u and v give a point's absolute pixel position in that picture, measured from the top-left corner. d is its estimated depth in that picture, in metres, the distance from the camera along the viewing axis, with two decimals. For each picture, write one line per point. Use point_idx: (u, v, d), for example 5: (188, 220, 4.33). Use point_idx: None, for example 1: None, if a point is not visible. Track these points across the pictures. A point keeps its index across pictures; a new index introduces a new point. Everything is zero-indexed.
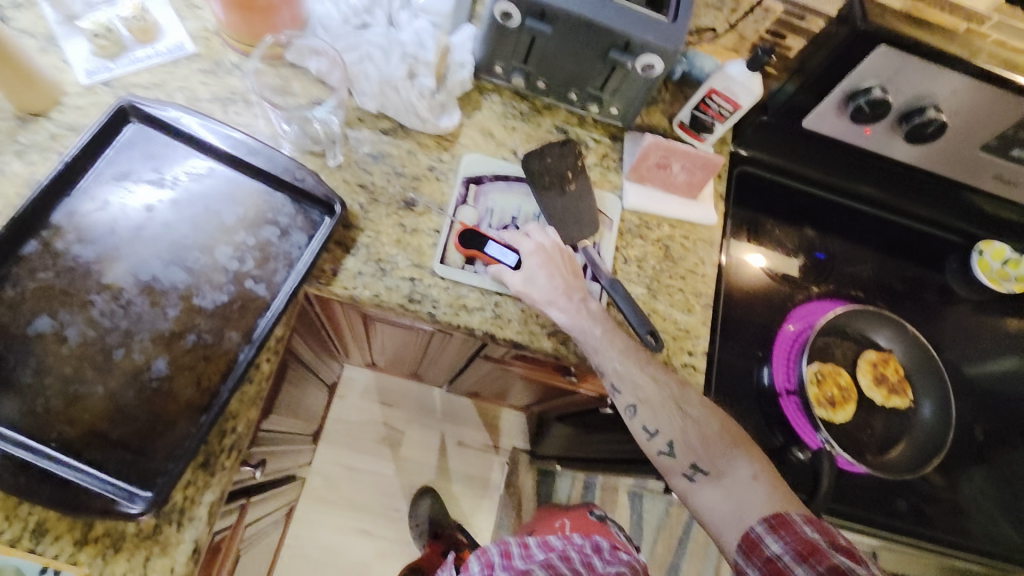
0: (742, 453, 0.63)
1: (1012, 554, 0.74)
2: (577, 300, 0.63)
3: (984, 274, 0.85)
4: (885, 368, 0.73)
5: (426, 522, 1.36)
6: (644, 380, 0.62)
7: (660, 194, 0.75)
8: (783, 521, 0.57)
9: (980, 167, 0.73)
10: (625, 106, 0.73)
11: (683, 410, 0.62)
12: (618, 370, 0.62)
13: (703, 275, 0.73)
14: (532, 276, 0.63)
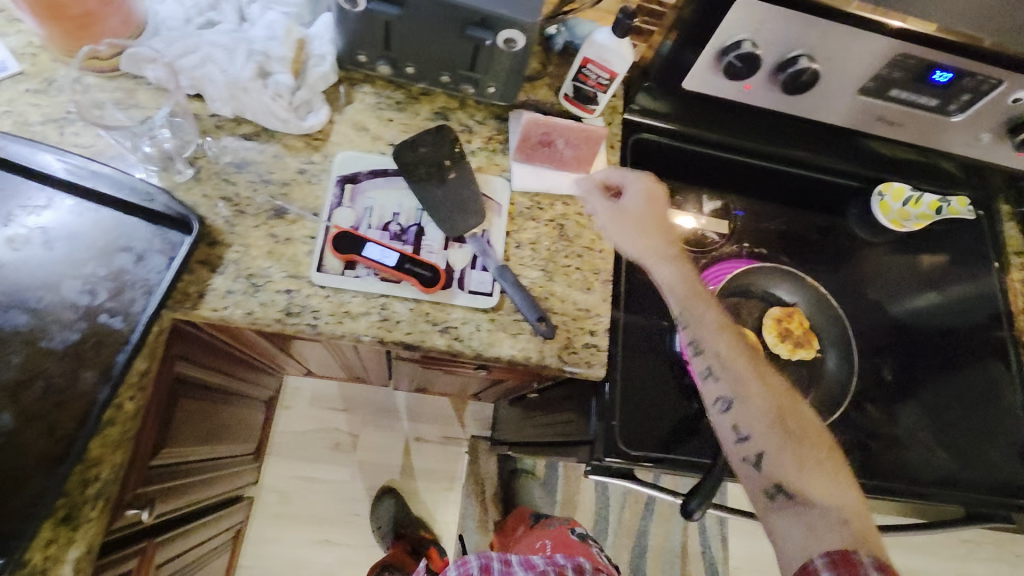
0: (833, 479, 0.57)
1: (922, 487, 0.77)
2: (677, 260, 0.68)
3: (885, 216, 0.88)
4: (791, 321, 0.81)
5: (388, 524, 1.33)
6: (747, 376, 0.63)
7: (550, 172, 0.72)
8: (848, 559, 0.50)
9: (865, 111, 0.72)
10: (501, 84, 0.69)
11: (783, 423, 0.60)
12: (717, 354, 0.64)
13: (601, 251, 0.71)
14: (620, 236, 0.69)
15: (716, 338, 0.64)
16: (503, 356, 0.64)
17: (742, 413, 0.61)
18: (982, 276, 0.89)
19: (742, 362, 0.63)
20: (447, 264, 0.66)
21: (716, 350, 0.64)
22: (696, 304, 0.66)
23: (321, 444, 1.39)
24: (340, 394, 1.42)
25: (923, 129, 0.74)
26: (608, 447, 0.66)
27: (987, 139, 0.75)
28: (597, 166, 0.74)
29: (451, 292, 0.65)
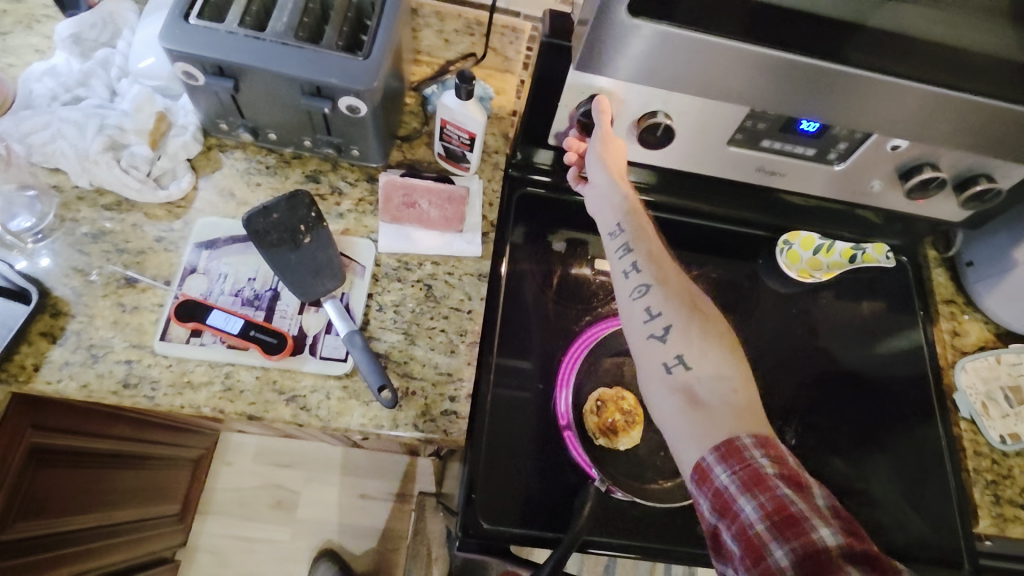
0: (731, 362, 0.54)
1: None
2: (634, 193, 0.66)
3: (792, 268, 0.84)
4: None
5: None
6: (664, 264, 0.59)
7: (419, 232, 0.71)
8: (734, 448, 0.49)
9: (740, 161, 0.70)
10: (363, 146, 0.69)
11: (694, 305, 0.57)
12: (645, 250, 0.59)
13: (469, 312, 0.69)
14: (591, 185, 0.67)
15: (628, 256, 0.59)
16: (351, 426, 0.62)
17: (655, 296, 0.56)
18: (909, 327, 0.83)
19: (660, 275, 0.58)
20: (300, 329, 0.65)
21: (644, 245, 0.59)
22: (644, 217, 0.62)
23: (264, 501, 1.36)
24: (285, 449, 1.40)
25: (809, 177, 0.71)
26: (465, 523, 0.62)
27: (879, 186, 0.71)
28: (470, 224, 0.73)
29: (301, 358, 0.63)
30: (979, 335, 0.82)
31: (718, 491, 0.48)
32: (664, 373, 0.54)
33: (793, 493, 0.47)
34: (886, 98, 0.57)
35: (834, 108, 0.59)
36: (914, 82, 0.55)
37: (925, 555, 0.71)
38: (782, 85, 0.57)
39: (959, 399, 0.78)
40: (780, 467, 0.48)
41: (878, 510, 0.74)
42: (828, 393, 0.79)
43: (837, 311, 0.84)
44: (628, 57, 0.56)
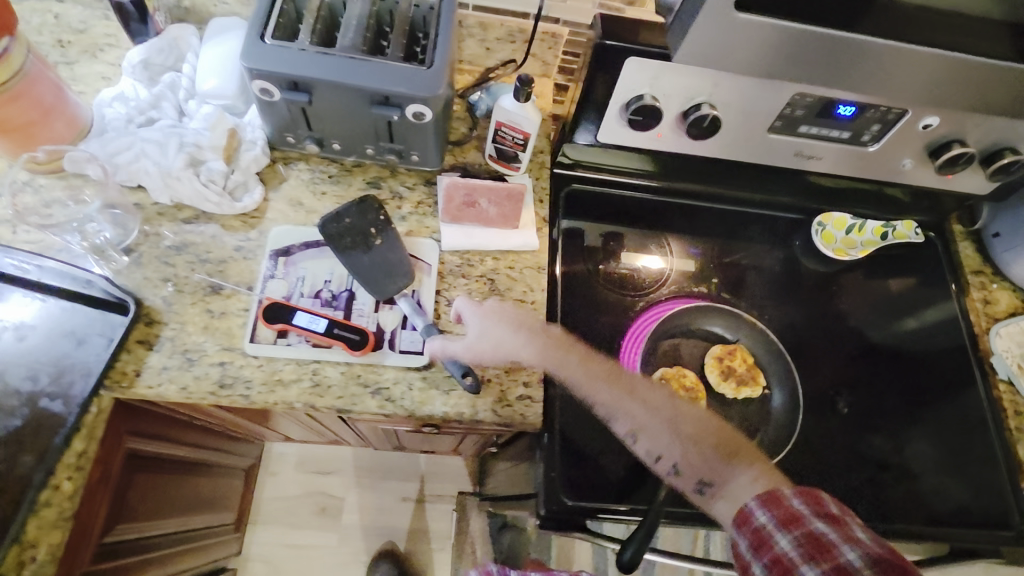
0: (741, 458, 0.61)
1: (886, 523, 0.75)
2: (537, 331, 0.67)
3: (829, 246, 0.88)
4: (732, 360, 0.77)
5: None
6: (660, 428, 0.65)
7: (479, 230, 0.75)
8: (773, 496, 0.55)
9: (779, 147, 0.74)
10: (423, 151, 0.73)
11: (673, 428, 0.65)
12: (574, 380, 0.66)
13: (533, 303, 0.73)
14: (486, 333, 0.66)
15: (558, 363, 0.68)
16: (435, 414, 0.65)
17: (658, 445, 0.64)
18: (942, 298, 0.87)
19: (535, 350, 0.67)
20: (378, 326, 0.68)
21: (597, 399, 0.67)
22: (562, 355, 0.67)
23: (309, 509, 1.39)
24: (327, 457, 1.43)
25: (844, 159, 0.75)
26: (549, 499, 0.65)
27: (909, 164, 0.76)
28: (525, 220, 0.76)
29: (382, 353, 0.66)
30: (1009, 303, 0.86)
31: (755, 529, 0.53)
32: (699, 496, 0.61)
33: (832, 530, 0.50)
34: (900, 66, 0.60)
35: (845, 81, 0.63)
36: (921, 47, 0.58)
37: (975, 514, 0.75)
38: (799, 58, 0.60)
39: (997, 362, 0.81)
40: (818, 509, 0.52)
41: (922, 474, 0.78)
42: (865, 363, 0.84)
43: (865, 290, 0.90)
44: (690, 31, 0.58)
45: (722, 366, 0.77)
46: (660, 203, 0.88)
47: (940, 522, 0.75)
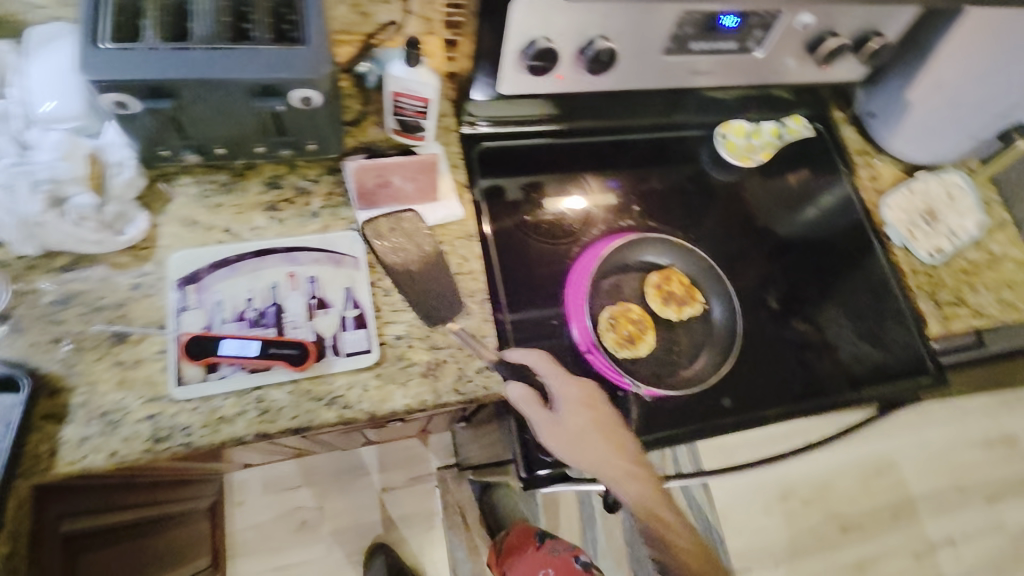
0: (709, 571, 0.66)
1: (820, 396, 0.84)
2: (586, 411, 0.63)
3: (733, 155, 0.91)
4: (669, 285, 0.76)
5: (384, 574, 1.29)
6: (655, 506, 0.64)
7: (399, 210, 0.71)
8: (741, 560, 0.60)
9: (675, 69, 0.75)
10: (319, 138, 0.67)
11: (669, 523, 0.64)
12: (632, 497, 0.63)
13: (471, 273, 0.71)
14: (550, 417, 0.62)
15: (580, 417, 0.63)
16: (398, 409, 0.63)
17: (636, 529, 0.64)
18: (839, 184, 0.94)
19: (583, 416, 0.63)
20: (316, 335, 0.64)
21: (624, 494, 0.63)
22: (611, 443, 0.63)
23: (285, 528, 1.34)
24: (291, 473, 1.37)
25: (735, 70, 0.78)
26: (529, 461, 0.67)
27: (792, 64, 0.79)
28: (444, 190, 0.74)
29: (327, 362, 0.63)
30: (892, 175, 0.94)
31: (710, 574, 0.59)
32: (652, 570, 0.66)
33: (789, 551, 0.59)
34: None
35: None
36: None
37: (894, 367, 0.85)
38: None
39: (890, 231, 0.90)
40: None
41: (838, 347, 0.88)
42: (782, 261, 0.91)
43: (769, 188, 0.95)
44: None
45: (662, 292, 0.75)
46: (573, 145, 0.87)
47: (863, 382, 0.85)
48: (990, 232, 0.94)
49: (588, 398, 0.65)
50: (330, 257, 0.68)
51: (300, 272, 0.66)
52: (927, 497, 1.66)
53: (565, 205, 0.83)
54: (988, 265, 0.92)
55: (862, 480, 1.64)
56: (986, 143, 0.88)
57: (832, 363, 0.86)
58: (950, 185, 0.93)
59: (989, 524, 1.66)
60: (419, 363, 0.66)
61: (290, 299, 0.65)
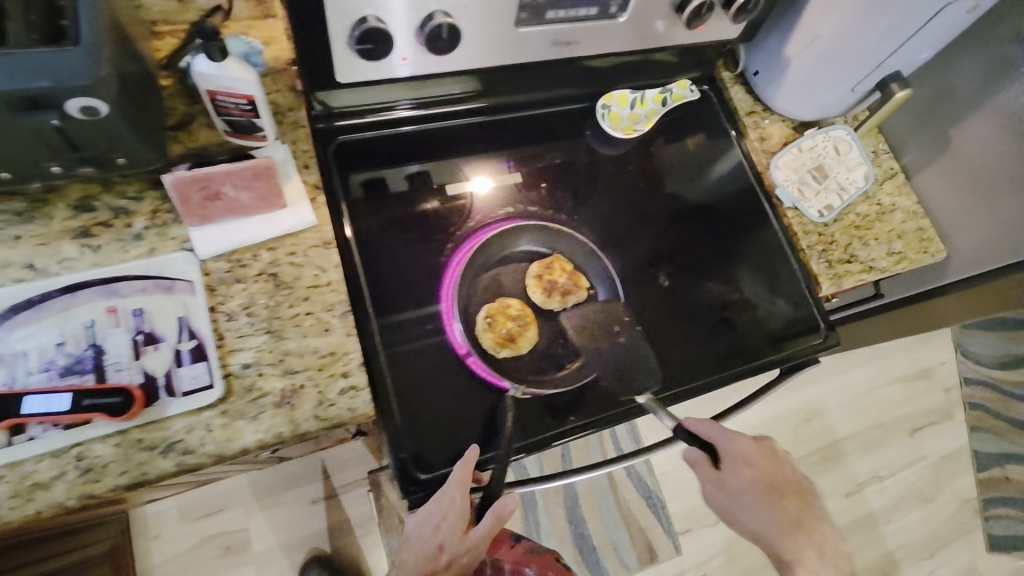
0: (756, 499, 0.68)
1: (729, 370, 0.81)
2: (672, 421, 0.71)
3: (617, 128, 0.88)
4: (551, 273, 0.75)
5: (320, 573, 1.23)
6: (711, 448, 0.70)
7: (238, 224, 0.64)
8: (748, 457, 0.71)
9: (534, 41, 0.69)
10: (129, 150, 0.58)
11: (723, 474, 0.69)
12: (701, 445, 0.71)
13: (329, 284, 0.65)
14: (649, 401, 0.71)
15: (741, 470, 0.68)
16: (249, 446, 0.58)
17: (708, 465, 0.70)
18: (728, 148, 0.92)
19: (759, 474, 0.68)
20: (146, 375, 0.57)
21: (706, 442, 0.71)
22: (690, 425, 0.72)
23: (209, 555, 1.26)
24: (208, 498, 1.28)
25: (601, 37, 0.72)
26: (406, 483, 0.63)
27: (662, 26, 0.74)
28: (292, 195, 0.66)
29: (161, 405, 0.57)
30: (781, 134, 0.92)
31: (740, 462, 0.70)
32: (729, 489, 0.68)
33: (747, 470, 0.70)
34: None
35: None
36: None
37: (791, 329, 0.85)
38: None
39: (782, 193, 0.88)
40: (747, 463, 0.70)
41: (755, 308, 0.86)
42: (683, 233, 0.87)
43: (663, 155, 0.91)
44: None
45: (546, 285, 0.74)
46: (445, 130, 0.80)
47: (781, 339, 0.84)
48: (879, 184, 0.93)
49: (760, 455, 0.70)
50: (157, 284, 0.60)
51: (122, 306, 0.58)
52: (854, 437, 1.72)
53: (470, 187, 0.79)
54: (879, 217, 0.90)
55: (793, 429, 1.69)
56: (869, 96, 0.86)
57: (745, 327, 0.84)
58: (837, 140, 0.91)
59: (912, 456, 1.74)
60: (273, 392, 0.60)
61: (111, 338, 0.57)
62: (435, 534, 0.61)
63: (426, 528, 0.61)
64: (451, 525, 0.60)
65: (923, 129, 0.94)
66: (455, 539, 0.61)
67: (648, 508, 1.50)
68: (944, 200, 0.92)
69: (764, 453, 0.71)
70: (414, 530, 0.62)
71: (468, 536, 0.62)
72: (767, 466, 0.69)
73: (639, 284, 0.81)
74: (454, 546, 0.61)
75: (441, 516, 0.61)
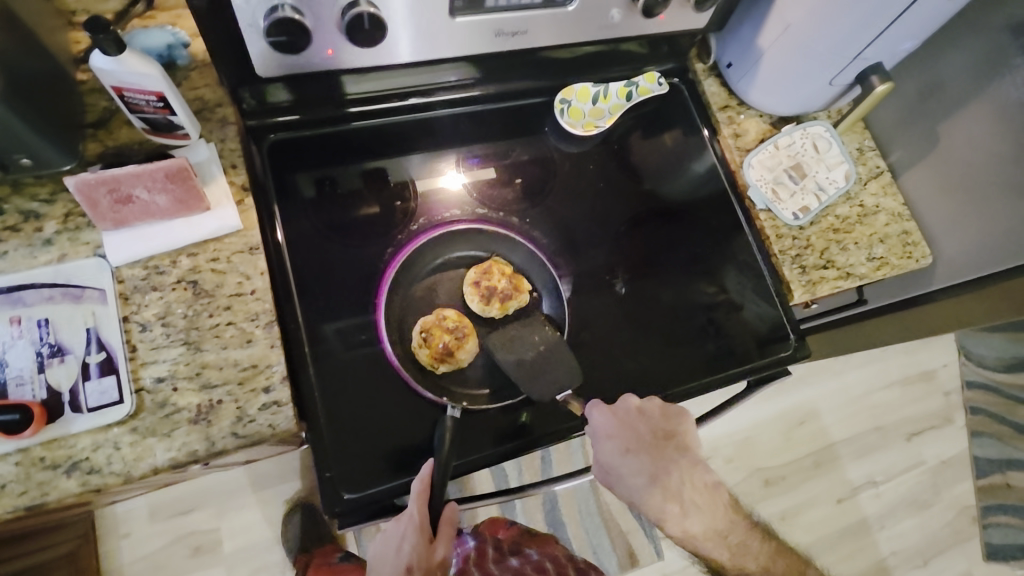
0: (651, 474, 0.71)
1: (689, 387, 0.76)
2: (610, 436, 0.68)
3: (576, 126, 0.83)
4: (491, 278, 0.72)
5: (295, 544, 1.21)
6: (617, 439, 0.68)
7: (156, 228, 0.60)
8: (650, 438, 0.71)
9: (477, 31, 0.65)
10: (32, 150, 0.55)
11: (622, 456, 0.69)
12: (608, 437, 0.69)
13: (253, 293, 0.61)
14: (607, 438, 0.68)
15: (609, 443, 0.67)
16: (159, 465, 0.55)
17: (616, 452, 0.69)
18: (698, 145, 0.87)
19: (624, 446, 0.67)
20: (49, 390, 0.54)
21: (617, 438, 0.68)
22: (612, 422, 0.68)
23: (180, 555, 1.21)
24: (180, 496, 1.22)
25: (551, 26, 0.68)
26: (330, 503, 0.61)
27: (619, 15, 0.70)
28: (216, 198, 0.63)
29: (65, 421, 0.54)
30: (758, 130, 0.86)
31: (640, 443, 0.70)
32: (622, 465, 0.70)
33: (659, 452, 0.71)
34: None
35: None
36: None
37: (759, 340, 0.80)
38: None
39: (754, 194, 0.83)
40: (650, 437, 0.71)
41: (742, 308, 0.81)
42: (648, 236, 0.82)
43: (629, 152, 0.86)
44: None
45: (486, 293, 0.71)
46: (392, 126, 0.76)
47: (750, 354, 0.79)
48: (862, 184, 0.87)
49: (624, 425, 0.68)
50: (66, 293, 0.57)
51: (27, 315, 0.55)
52: (848, 441, 1.66)
53: (442, 183, 0.76)
54: (860, 220, 0.85)
55: (784, 432, 1.63)
56: (850, 89, 0.81)
57: (732, 330, 0.80)
58: (815, 137, 0.86)
59: (909, 461, 1.68)
60: (187, 407, 0.57)
61: (12, 350, 0.54)
62: (399, 556, 0.64)
63: (392, 552, 0.64)
64: (412, 544, 0.63)
65: (911, 124, 0.87)
66: (421, 553, 0.63)
67: (629, 512, 1.46)
68: (931, 204, 0.87)
69: (632, 415, 0.69)
70: (382, 554, 0.65)
71: (433, 546, 0.64)
72: (634, 432, 0.69)
73: (594, 293, 0.76)
74: (423, 561, 0.64)
75: (401, 537, 0.63)
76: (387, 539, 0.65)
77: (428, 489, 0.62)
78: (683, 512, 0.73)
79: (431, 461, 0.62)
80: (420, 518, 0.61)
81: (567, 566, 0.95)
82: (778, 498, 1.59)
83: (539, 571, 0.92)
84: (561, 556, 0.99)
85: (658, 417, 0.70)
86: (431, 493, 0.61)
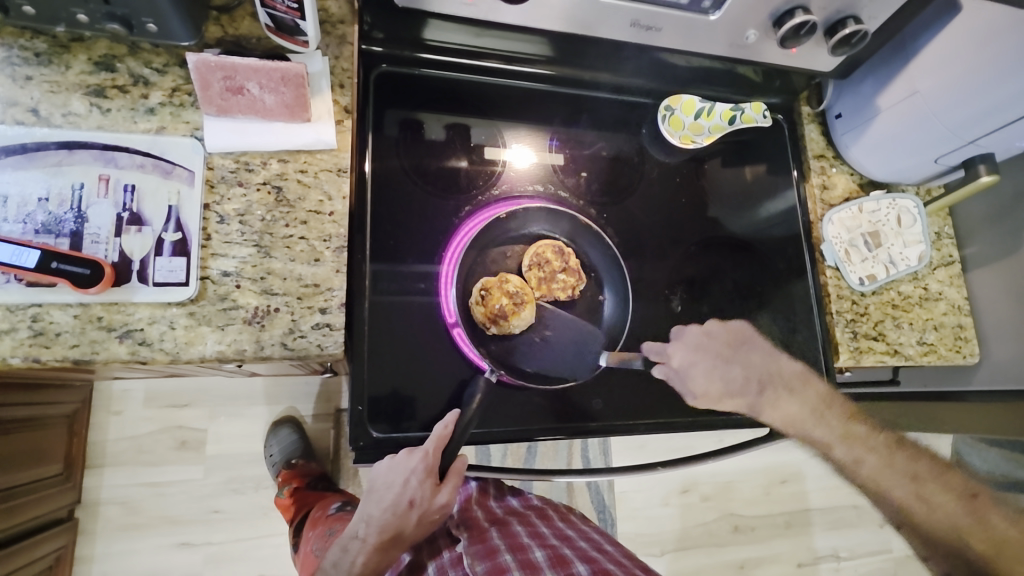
0: (723, 377, 0.73)
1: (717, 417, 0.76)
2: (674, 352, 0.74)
3: (675, 135, 0.81)
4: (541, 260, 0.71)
5: (279, 452, 1.21)
6: (675, 349, 0.74)
7: (255, 125, 0.60)
8: (707, 349, 0.74)
9: (611, 14, 0.64)
10: (160, 19, 0.54)
11: (698, 371, 0.73)
12: (673, 355, 0.74)
13: (331, 215, 0.61)
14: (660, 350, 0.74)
15: (693, 367, 0.73)
16: (206, 355, 0.56)
17: (686, 366, 0.73)
18: (785, 188, 0.86)
19: (701, 362, 0.73)
20: (121, 255, 0.54)
21: (675, 354, 0.74)
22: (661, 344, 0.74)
23: (164, 445, 1.21)
24: (179, 389, 1.23)
25: (685, 30, 0.67)
26: (355, 436, 0.63)
27: (754, 37, 0.69)
28: (319, 112, 0.62)
29: (129, 288, 0.54)
30: (845, 187, 0.85)
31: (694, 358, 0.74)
32: (709, 389, 0.72)
33: (725, 363, 0.74)
34: None
35: None
36: None
37: None
38: None
39: (826, 249, 0.82)
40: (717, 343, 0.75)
41: None
42: (712, 262, 0.82)
43: (718, 178, 0.85)
44: None
45: (533, 256, 0.71)
46: (495, 87, 0.76)
47: None
48: (931, 268, 0.86)
49: (695, 348, 0.74)
50: (157, 165, 0.57)
51: (115, 177, 0.56)
52: (825, 511, 1.64)
53: (510, 156, 0.76)
54: (920, 302, 0.84)
55: (766, 486, 1.60)
56: (951, 171, 0.80)
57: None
58: (902, 210, 0.84)
59: (877, 546, 1.66)
60: (245, 307, 0.57)
61: (96, 207, 0.54)
62: (404, 490, 0.62)
63: (395, 483, 0.61)
64: (420, 482, 0.61)
65: (996, 224, 0.87)
66: (425, 493, 0.62)
67: (597, 521, 1.48)
68: (994, 306, 0.86)
69: (700, 336, 0.75)
70: (381, 482, 0.62)
71: (438, 491, 0.63)
72: (709, 345, 0.75)
73: (649, 307, 0.77)
74: (424, 501, 0.63)
75: (410, 472, 0.61)
76: (391, 470, 0.61)
77: (449, 434, 0.62)
78: (767, 396, 0.72)
79: (457, 412, 0.63)
80: (434, 459, 0.62)
81: (569, 515, 0.91)
82: (741, 546, 1.58)
83: (542, 515, 0.88)
84: (559, 506, 0.95)
85: (722, 329, 0.76)
86: (449, 441, 0.62)
